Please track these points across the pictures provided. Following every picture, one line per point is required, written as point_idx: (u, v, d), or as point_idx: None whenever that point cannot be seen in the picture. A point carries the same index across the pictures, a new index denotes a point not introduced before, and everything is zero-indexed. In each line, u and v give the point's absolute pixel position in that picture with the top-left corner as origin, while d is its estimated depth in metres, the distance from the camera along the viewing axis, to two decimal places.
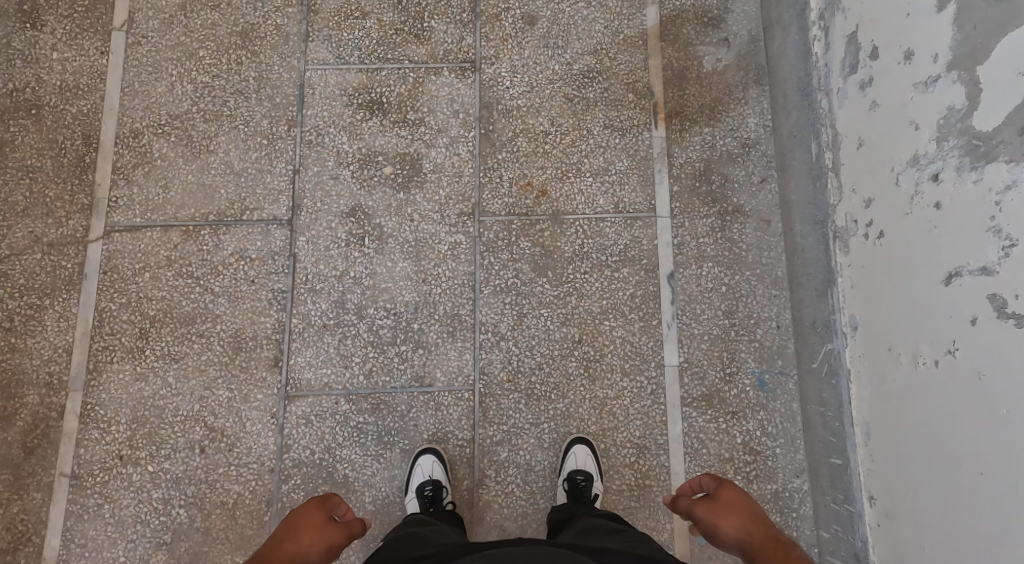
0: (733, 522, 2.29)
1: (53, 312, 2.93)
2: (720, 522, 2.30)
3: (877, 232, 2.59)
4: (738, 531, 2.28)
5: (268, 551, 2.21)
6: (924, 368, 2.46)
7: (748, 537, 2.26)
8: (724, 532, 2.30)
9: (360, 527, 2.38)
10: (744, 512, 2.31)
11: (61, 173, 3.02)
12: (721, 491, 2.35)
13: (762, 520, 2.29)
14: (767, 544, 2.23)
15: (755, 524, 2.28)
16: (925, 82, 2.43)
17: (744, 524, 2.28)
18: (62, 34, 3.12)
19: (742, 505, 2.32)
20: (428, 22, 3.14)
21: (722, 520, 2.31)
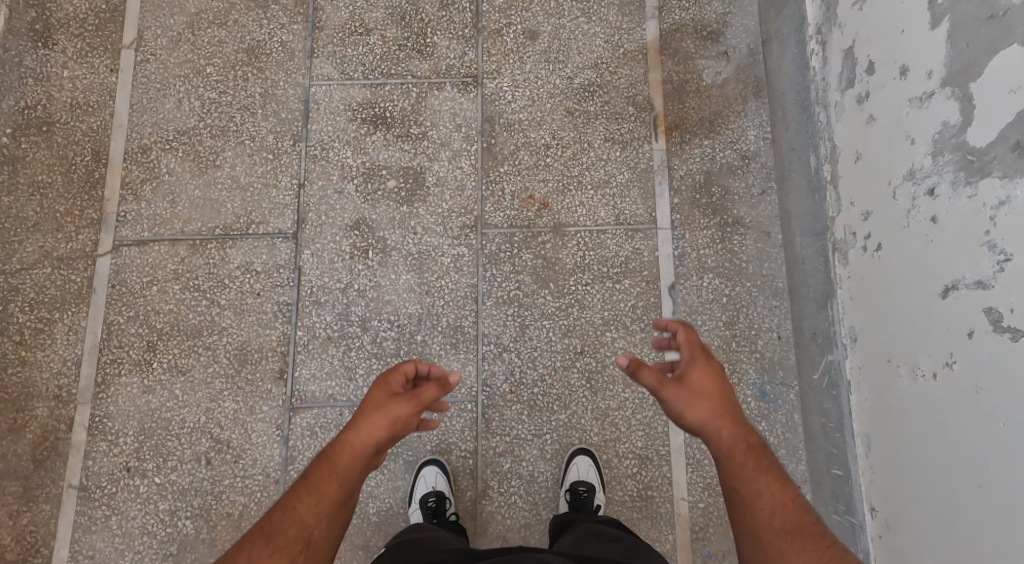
0: (708, 396, 2.29)
1: (62, 326, 2.96)
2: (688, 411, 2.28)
3: (875, 245, 2.61)
4: (706, 423, 2.27)
5: (335, 446, 2.23)
6: (923, 381, 2.48)
7: (721, 435, 2.26)
8: (688, 419, 2.28)
9: (439, 386, 2.29)
10: (715, 378, 2.32)
11: (71, 188, 3.06)
12: (693, 370, 2.32)
13: (732, 414, 2.29)
14: (738, 447, 2.24)
15: (728, 422, 2.27)
16: (920, 97, 2.46)
17: (714, 415, 2.27)
18: (73, 52, 3.16)
19: (715, 390, 2.30)
20: (431, 37, 3.18)
21: (689, 404, 2.28)
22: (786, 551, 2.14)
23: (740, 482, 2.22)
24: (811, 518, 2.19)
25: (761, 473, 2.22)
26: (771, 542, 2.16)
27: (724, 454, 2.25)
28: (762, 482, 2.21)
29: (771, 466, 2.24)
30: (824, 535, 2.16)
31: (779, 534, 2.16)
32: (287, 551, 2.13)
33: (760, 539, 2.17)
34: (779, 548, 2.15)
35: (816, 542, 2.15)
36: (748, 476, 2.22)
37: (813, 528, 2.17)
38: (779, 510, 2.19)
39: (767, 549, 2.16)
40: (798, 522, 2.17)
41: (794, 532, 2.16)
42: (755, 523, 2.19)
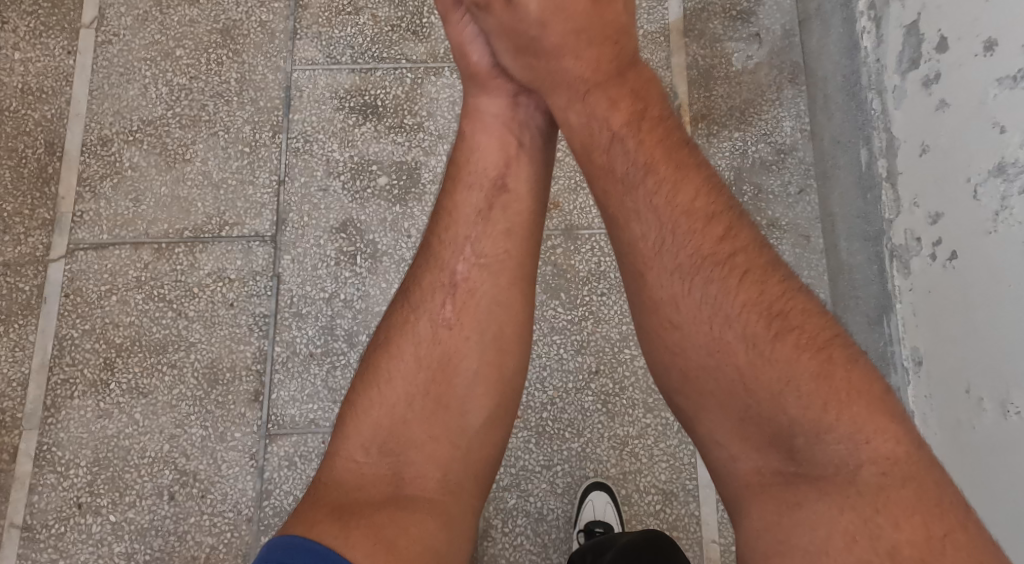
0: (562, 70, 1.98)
1: (7, 341, 2.61)
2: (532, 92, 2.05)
3: (951, 253, 2.24)
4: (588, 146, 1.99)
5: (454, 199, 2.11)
6: (1012, 417, 2.08)
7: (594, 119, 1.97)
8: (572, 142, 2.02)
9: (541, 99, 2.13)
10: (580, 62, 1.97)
11: (21, 185, 2.71)
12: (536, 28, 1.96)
13: (625, 98, 1.97)
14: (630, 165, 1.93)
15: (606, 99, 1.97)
16: (1012, 76, 2.08)
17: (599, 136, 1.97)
18: (26, 32, 2.81)
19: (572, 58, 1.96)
20: (428, 17, 2.83)
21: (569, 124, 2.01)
22: (714, 307, 1.83)
23: (619, 199, 1.94)
24: (723, 236, 1.88)
25: (659, 193, 1.91)
26: (688, 273, 1.86)
27: (607, 201, 1.95)
28: (654, 209, 1.90)
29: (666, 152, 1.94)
30: (751, 267, 1.86)
31: (701, 282, 1.85)
32: (440, 345, 2.02)
33: (666, 263, 1.87)
34: (708, 298, 1.84)
35: (750, 282, 1.84)
36: (633, 209, 1.92)
37: (736, 258, 1.86)
38: (678, 241, 1.88)
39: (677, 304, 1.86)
40: (707, 238, 1.87)
41: (720, 282, 1.84)
42: (663, 291, 1.87)
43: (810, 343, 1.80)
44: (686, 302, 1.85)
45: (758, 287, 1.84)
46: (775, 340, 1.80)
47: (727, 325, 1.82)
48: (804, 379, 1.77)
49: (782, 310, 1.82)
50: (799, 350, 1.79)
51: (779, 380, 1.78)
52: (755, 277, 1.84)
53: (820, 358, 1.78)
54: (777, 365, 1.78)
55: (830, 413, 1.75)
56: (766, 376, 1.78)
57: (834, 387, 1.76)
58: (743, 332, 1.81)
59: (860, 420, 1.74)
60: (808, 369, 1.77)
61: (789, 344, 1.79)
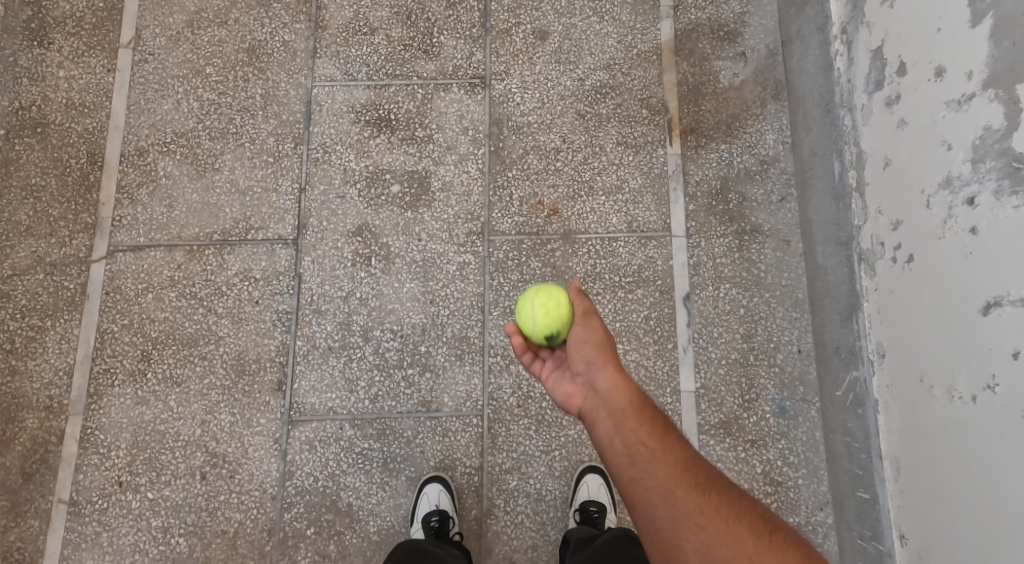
0: (584, 356, 2.28)
1: (54, 334, 2.86)
2: (569, 381, 2.30)
3: (907, 256, 2.49)
4: (612, 436, 2.15)
5: None
6: (959, 403, 2.35)
7: (612, 399, 2.19)
8: (598, 434, 2.18)
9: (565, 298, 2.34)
10: (601, 344, 2.28)
11: (65, 192, 2.96)
12: (580, 327, 2.32)
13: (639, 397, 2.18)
14: (643, 433, 2.13)
15: (615, 373, 2.22)
16: (958, 100, 2.35)
17: (617, 420, 2.15)
18: (69, 52, 3.06)
19: (596, 343, 2.28)
20: (438, 37, 3.07)
21: (601, 426, 2.18)
22: (698, 520, 2.03)
23: (638, 474, 2.09)
24: (705, 474, 2.10)
25: (665, 450, 2.11)
26: (681, 504, 2.05)
27: (631, 475, 2.09)
28: (661, 464, 2.09)
29: (664, 421, 2.17)
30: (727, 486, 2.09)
31: (692, 510, 2.04)
32: None
33: (670, 512, 2.04)
34: (700, 523, 2.03)
35: (725, 495, 2.07)
36: (651, 479, 2.08)
37: (716, 482, 2.09)
38: (677, 485, 2.07)
39: (682, 548, 2.02)
40: (698, 482, 2.08)
41: (700, 504, 2.05)
42: (673, 531, 2.04)
43: (777, 539, 2.03)
44: (693, 539, 2.02)
45: (734, 505, 2.06)
46: (757, 542, 2.01)
47: (728, 550, 2.00)
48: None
49: (754, 518, 2.05)
50: (767, 542, 2.02)
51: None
52: (728, 498, 2.07)
53: (779, 543, 2.02)
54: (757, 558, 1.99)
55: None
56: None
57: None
58: (736, 549, 2.00)
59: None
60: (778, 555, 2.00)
61: (761, 534, 2.03)
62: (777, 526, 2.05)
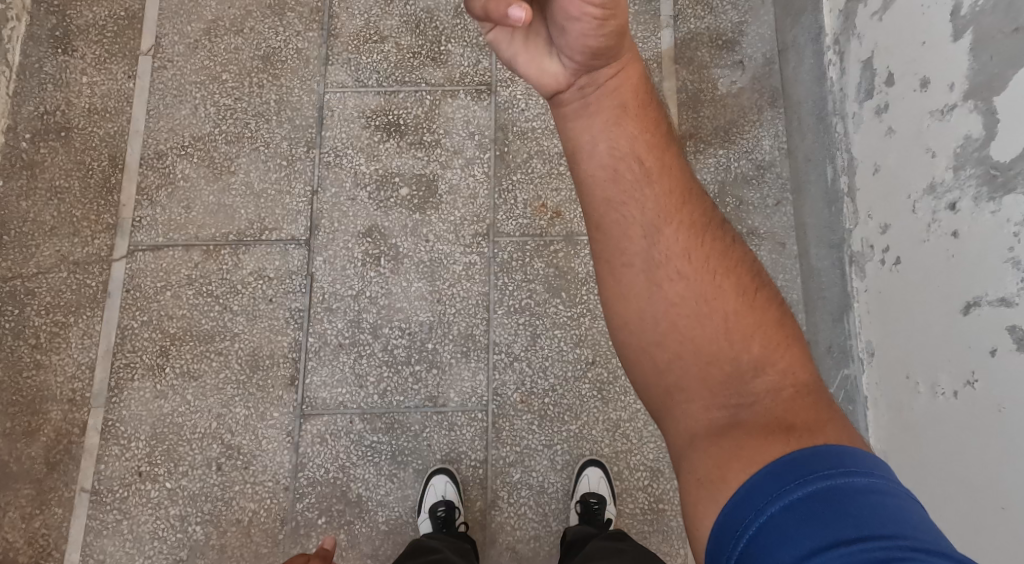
0: (590, 48, 1.92)
1: (77, 330, 2.98)
2: (554, 56, 1.96)
3: (895, 258, 2.60)
4: (601, 134, 1.96)
5: None
6: (942, 398, 2.46)
7: (610, 94, 1.96)
8: (574, 131, 1.97)
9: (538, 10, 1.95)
10: (618, 36, 1.92)
11: (88, 193, 3.08)
12: (587, 5, 1.88)
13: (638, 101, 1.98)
14: (641, 149, 1.96)
15: (625, 69, 1.97)
16: (941, 110, 2.46)
17: (610, 121, 1.96)
18: (92, 59, 3.18)
19: (613, 32, 1.91)
20: (445, 45, 3.19)
21: (586, 125, 1.96)
22: (681, 267, 1.92)
23: (623, 193, 1.94)
24: (702, 209, 1.97)
25: (663, 174, 1.96)
26: (665, 246, 1.93)
27: (614, 196, 1.95)
28: (654, 189, 1.95)
29: (668, 132, 2.00)
30: (725, 230, 1.97)
31: (675, 252, 1.93)
32: None
33: (648, 238, 1.93)
34: (677, 268, 1.92)
35: (720, 240, 1.96)
36: (633, 206, 1.94)
37: (712, 222, 1.97)
38: (665, 218, 1.94)
39: (652, 288, 1.92)
40: (693, 218, 1.95)
41: (687, 245, 1.93)
42: (647, 268, 1.93)
43: (759, 298, 1.93)
44: (668, 282, 1.91)
45: (728, 267, 1.94)
46: (739, 297, 1.92)
47: (702, 294, 1.91)
48: (753, 322, 1.91)
49: (741, 267, 1.95)
50: (751, 298, 1.92)
51: (738, 338, 1.89)
52: (721, 246, 1.95)
53: (761, 301, 1.93)
54: (734, 315, 1.90)
55: (773, 350, 1.90)
56: (730, 333, 1.90)
57: (771, 330, 1.91)
58: (713, 296, 1.91)
59: (792, 360, 1.90)
60: (754, 314, 1.91)
61: (745, 289, 1.93)
62: (762, 283, 1.95)
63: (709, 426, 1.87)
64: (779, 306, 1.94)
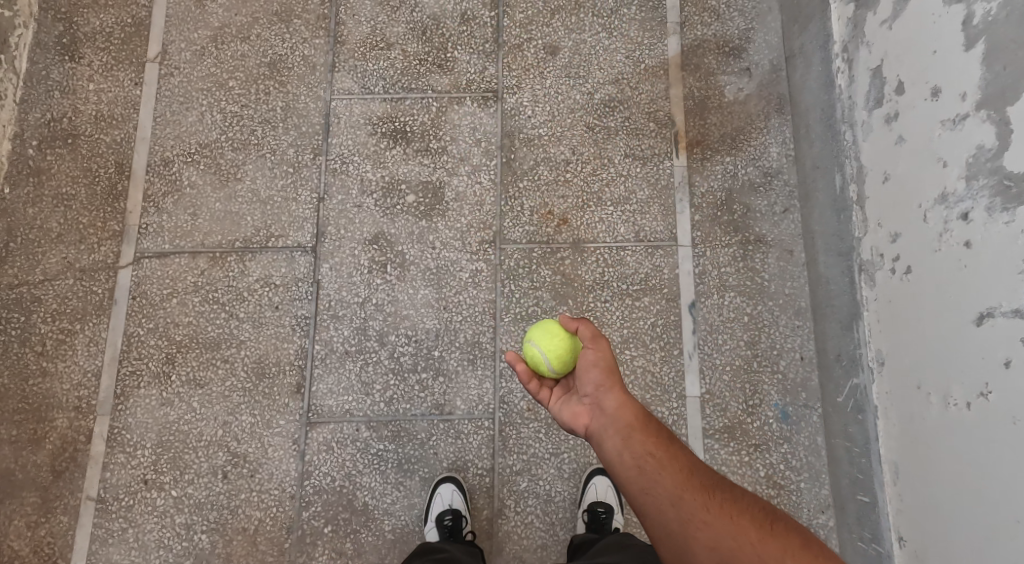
0: (592, 379, 2.34)
1: (83, 337, 2.97)
2: (580, 399, 2.36)
3: (905, 268, 2.59)
4: (621, 452, 2.21)
5: None
6: (954, 409, 2.45)
7: (615, 419, 2.26)
8: (607, 451, 2.24)
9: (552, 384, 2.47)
10: (608, 369, 2.33)
11: (94, 200, 3.07)
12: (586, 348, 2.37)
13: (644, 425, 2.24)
14: (650, 446, 2.20)
15: (623, 396, 2.29)
16: (952, 120, 2.45)
17: (622, 437, 2.23)
18: (99, 66, 3.18)
19: (602, 366, 2.34)
20: (452, 52, 3.18)
21: (607, 443, 2.24)
22: (706, 518, 2.10)
23: (644, 485, 2.17)
24: (710, 472, 2.18)
25: (670, 463, 2.18)
26: (689, 505, 2.12)
27: (641, 485, 2.17)
28: (666, 474, 2.16)
29: (669, 434, 2.24)
30: (732, 484, 2.17)
31: (698, 509, 2.11)
32: None
33: (677, 513, 2.12)
34: (700, 519, 2.10)
35: (730, 493, 2.14)
36: (658, 490, 2.15)
37: (720, 483, 2.16)
38: (682, 488, 2.15)
39: (688, 539, 2.09)
40: (703, 482, 2.15)
41: (705, 503, 2.12)
42: (683, 534, 2.10)
43: (778, 527, 2.09)
44: (700, 532, 2.09)
45: (738, 502, 2.12)
46: (760, 529, 2.08)
47: (731, 537, 2.07)
48: (781, 549, 2.06)
49: (752, 507, 2.12)
50: (768, 529, 2.08)
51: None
52: (733, 496, 2.13)
53: (780, 531, 2.08)
54: (762, 546, 2.06)
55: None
56: (766, 561, 2.04)
57: (799, 552, 2.05)
58: (740, 534, 2.08)
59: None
60: (778, 542, 2.06)
61: (762, 522, 2.09)
62: (776, 516, 2.11)
63: None
64: (799, 531, 2.09)
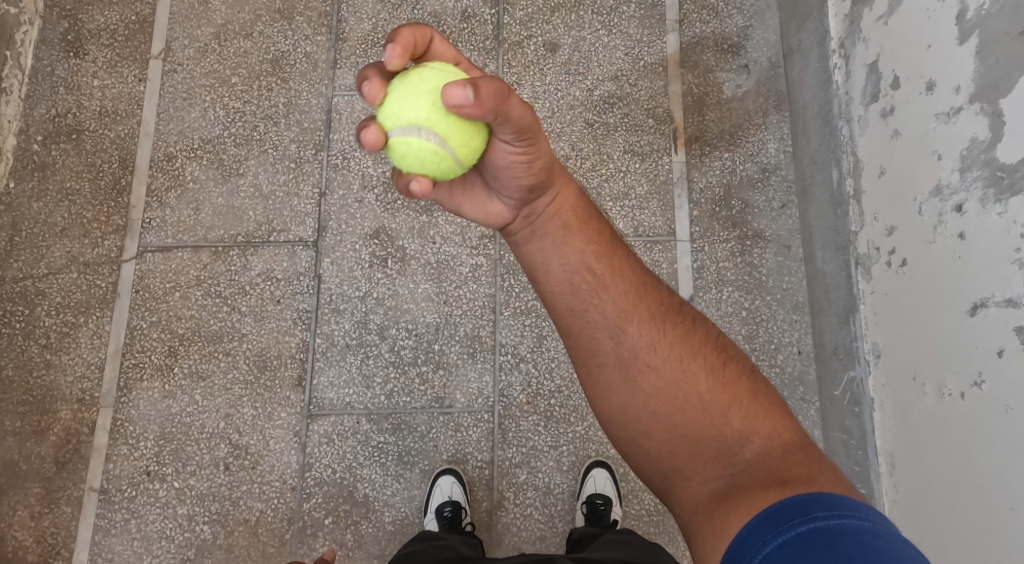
0: (522, 183, 2.15)
1: (87, 330, 3.00)
2: (492, 199, 2.19)
3: (900, 259, 2.61)
4: (559, 263, 2.20)
5: None
6: (949, 399, 2.47)
7: (554, 223, 2.20)
8: (533, 256, 2.22)
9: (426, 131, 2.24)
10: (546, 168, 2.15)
11: (98, 195, 3.10)
12: (515, 148, 2.10)
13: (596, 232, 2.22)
14: (591, 262, 2.19)
15: (565, 197, 2.21)
16: (947, 113, 2.47)
17: (561, 241, 2.20)
18: (103, 62, 3.21)
19: (539, 168, 2.14)
20: (453, 49, 3.21)
21: (540, 249, 2.21)
22: (652, 359, 2.12)
23: (585, 305, 2.17)
24: (663, 300, 2.18)
25: (617, 281, 2.18)
26: (633, 332, 2.14)
27: (578, 307, 2.17)
28: (610, 295, 2.16)
29: (615, 240, 2.23)
30: (686, 314, 2.18)
31: (642, 339, 2.13)
32: None
33: (622, 342, 2.14)
34: (647, 357, 2.12)
35: (683, 326, 2.15)
36: (600, 311, 2.16)
37: (672, 311, 2.17)
38: (629, 317, 2.15)
39: (630, 375, 2.12)
40: (653, 311, 2.16)
41: (654, 334, 2.14)
42: (620, 365, 2.13)
43: (730, 372, 2.11)
44: (645, 371, 2.11)
45: (691, 335, 2.15)
46: (710, 376, 2.10)
47: (677, 380, 2.10)
48: (728, 396, 2.08)
49: (707, 347, 2.14)
50: (718, 373, 2.11)
51: (716, 411, 2.07)
52: (687, 330, 2.15)
53: (730, 376, 2.10)
54: (708, 392, 2.09)
55: (753, 418, 2.06)
56: (708, 410, 2.07)
57: (746, 398, 2.08)
58: (687, 376, 2.10)
59: (774, 424, 2.06)
60: (727, 389, 2.09)
61: (714, 368, 2.11)
62: (727, 355, 2.14)
63: (710, 491, 2.00)
64: (749, 375, 2.12)
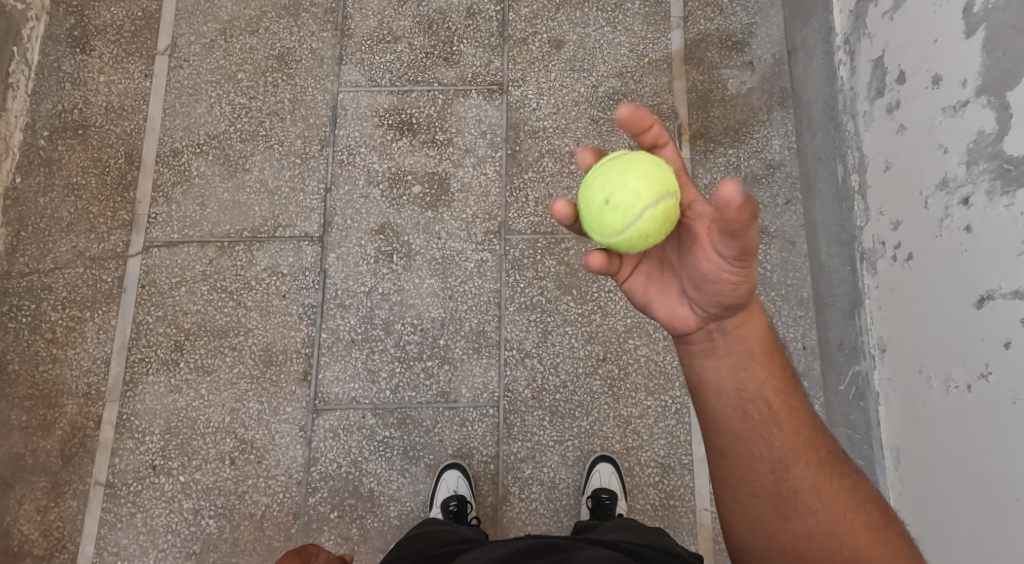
0: (721, 302, 2.04)
1: (93, 325, 3.01)
2: (684, 304, 2.09)
3: (906, 254, 2.62)
4: (729, 383, 2.10)
5: None
6: (955, 392, 2.47)
7: (738, 344, 2.09)
8: (709, 371, 2.11)
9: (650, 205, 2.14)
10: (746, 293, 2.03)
11: (105, 190, 3.11)
12: (729, 267, 2.00)
13: (773, 364, 2.11)
14: (768, 393, 2.09)
15: (751, 322, 2.09)
16: (953, 107, 2.48)
17: (735, 366, 2.10)
18: (109, 58, 3.22)
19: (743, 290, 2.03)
20: (458, 46, 3.22)
21: (712, 366, 2.11)
22: (812, 497, 2.06)
23: (749, 435, 2.09)
24: (828, 449, 2.10)
25: (786, 419, 2.09)
26: (794, 475, 2.07)
27: (740, 432, 2.10)
28: (781, 433, 2.08)
29: (791, 380, 2.12)
30: (849, 467, 2.10)
31: (803, 483, 2.07)
32: None
33: (779, 478, 2.07)
34: (807, 495, 2.06)
35: (847, 478, 2.08)
36: (766, 444, 2.08)
37: (837, 462, 2.09)
38: (794, 456, 2.08)
39: (783, 512, 2.07)
40: (818, 457, 2.08)
41: (815, 478, 2.07)
42: (779, 499, 2.07)
43: (889, 532, 2.05)
44: (799, 508, 2.06)
45: (854, 489, 2.08)
46: (870, 532, 2.04)
47: (834, 527, 2.04)
48: (885, 554, 2.03)
49: (868, 505, 2.07)
50: (878, 532, 2.05)
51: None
52: (849, 482, 2.08)
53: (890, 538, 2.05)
54: (865, 549, 2.03)
55: None
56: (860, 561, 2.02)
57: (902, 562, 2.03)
58: (843, 525, 2.04)
59: None
60: (884, 547, 2.03)
61: (875, 524, 2.05)
62: (890, 519, 2.07)
63: None
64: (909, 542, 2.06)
